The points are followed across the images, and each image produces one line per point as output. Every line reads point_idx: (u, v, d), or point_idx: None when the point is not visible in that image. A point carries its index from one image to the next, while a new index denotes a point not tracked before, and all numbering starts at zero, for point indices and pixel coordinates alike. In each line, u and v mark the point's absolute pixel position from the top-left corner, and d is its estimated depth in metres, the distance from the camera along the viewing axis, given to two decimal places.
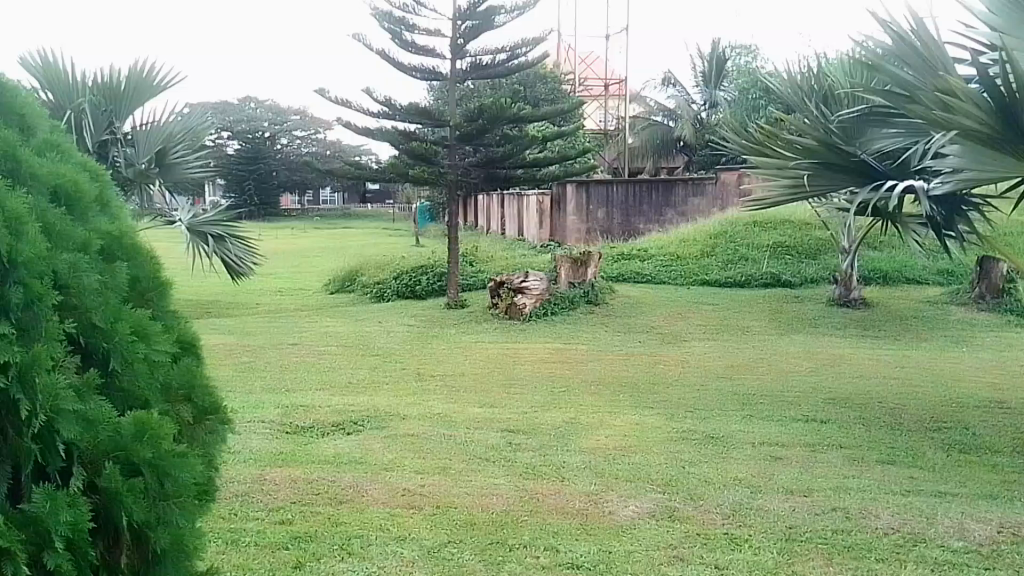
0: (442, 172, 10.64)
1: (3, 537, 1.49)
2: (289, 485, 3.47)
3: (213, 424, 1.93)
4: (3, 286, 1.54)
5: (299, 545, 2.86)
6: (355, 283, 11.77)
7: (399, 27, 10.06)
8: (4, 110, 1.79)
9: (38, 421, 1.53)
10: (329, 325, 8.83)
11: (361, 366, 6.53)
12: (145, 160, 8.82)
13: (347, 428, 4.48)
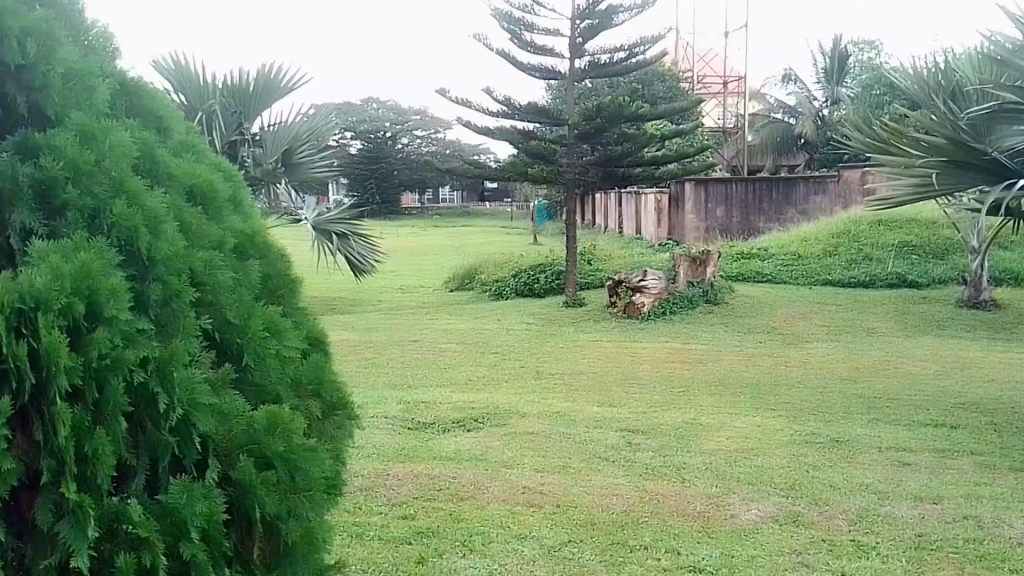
0: (560, 171, 10.69)
1: (142, 527, 1.33)
2: (411, 481, 3.52)
3: (341, 419, 1.74)
4: (142, 284, 1.39)
5: (421, 541, 2.88)
6: (474, 281, 12.11)
7: (518, 27, 10.17)
8: (142, 109, 1.62)
9: (176, 414, 1.37)
10: (450, 321, 8.99)
11: (476, 363, 6.62)
12: (272, 160, 8.89)
13: (468, 424, 4.52)
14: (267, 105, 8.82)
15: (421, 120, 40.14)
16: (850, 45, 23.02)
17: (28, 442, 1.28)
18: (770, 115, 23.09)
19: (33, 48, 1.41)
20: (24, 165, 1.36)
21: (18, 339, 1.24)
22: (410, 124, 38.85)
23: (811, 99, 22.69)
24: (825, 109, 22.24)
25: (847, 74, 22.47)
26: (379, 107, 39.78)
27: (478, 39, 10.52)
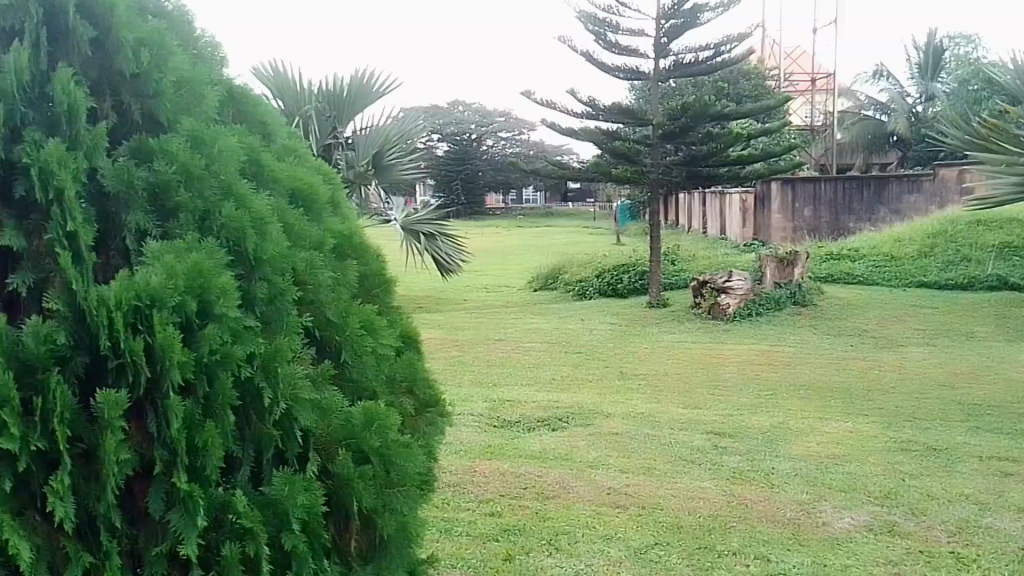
0: (645, 171, 10.70)
1: (247, 518, 1.33)
2: (498, 478, 3.56)
3: (432, 417, 1.78)
4: (248, 283, 1.42)
5: (509, 538, 2.90)
6: (558, 281, 12.18)
7: (602, 28, 10.20)
8: (247, 116, 1.66)
9: (280, 409, 1.39)
10: (532, 321, 9.07)
11: (560, 362, 6.66)
12: (364, 163, 9.06)
13: (553, 424, 4.55)
14: (359, 109, 8.98)
15: (506, 121, 40.76)
16: (945, 39, 22.18)
17: (142, 433, 1.31)
18: (860, 110, 22.32)
19: (147, 57, 1.44)
20: (140, 168, 1.38)
21: (134, 334, 1.29)
22: (497, 125, 39.64)
23: (903, 95, 21.95)
24: (919, 106, 21.49)
25: (942, 70, 21.66)
26: (463, 108, 40.78)
27: (563, 40, 10.67)
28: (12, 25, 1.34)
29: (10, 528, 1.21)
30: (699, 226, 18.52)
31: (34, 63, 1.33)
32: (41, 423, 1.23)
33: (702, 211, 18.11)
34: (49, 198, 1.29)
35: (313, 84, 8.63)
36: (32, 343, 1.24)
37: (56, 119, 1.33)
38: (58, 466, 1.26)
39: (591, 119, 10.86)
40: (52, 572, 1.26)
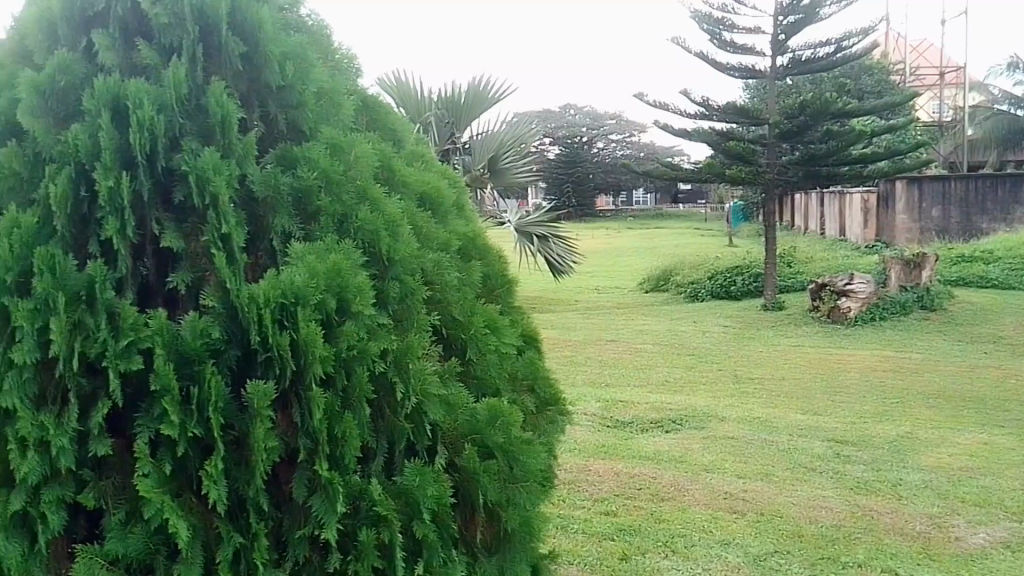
0: (760, 172, 10.56)
1: (382, 506, 1.40)
2: (612, 477, 3.57)
3: (554, 415, 1.80)
4: (383, 282, 1.49)
5: (625, 538, 2.90)
6: (669, 283, 12.10)
7: (718, 27, 10.12)
8: (377, 122, 1.74)
9: (411, 403, 1.45)
10: (645, 323, 9.04)
11: (673, 363, 6.60)
12: (480, 167, 9.22)
13: (666, 425, 4.51)
14: (475, 116, 9.16)
15: (614, 124, 40.82)
16: None
17: (287, 422, 1.39)
18: (994, 106, 20.85)
19: (291, 69, 1.51)
20: (285, 175, 1.47)
21: (279, 329, 1.37)
22: (608, 128, 39.83)
23: None
24: None
25: None
26: (575, 112, 41.35)
27: (677, 41, 10.84)
28: (170, 42, 1.44)
29: (171, 507, 1.30)
30: (816, 228, 17.95)
31: (190, 77, 1.44)
32: (196, 411, 1.31)
33: (820, 212, 17.53)
34: (205, 204, 1.39)
35: (433, 91, 8.87)
36: (191, 337, 1.32)
37: (210, 127, 1.43)
38: (210, 451, 1.34)
39: (705, 121, 10.79)
40: (206, 551, 1.34)
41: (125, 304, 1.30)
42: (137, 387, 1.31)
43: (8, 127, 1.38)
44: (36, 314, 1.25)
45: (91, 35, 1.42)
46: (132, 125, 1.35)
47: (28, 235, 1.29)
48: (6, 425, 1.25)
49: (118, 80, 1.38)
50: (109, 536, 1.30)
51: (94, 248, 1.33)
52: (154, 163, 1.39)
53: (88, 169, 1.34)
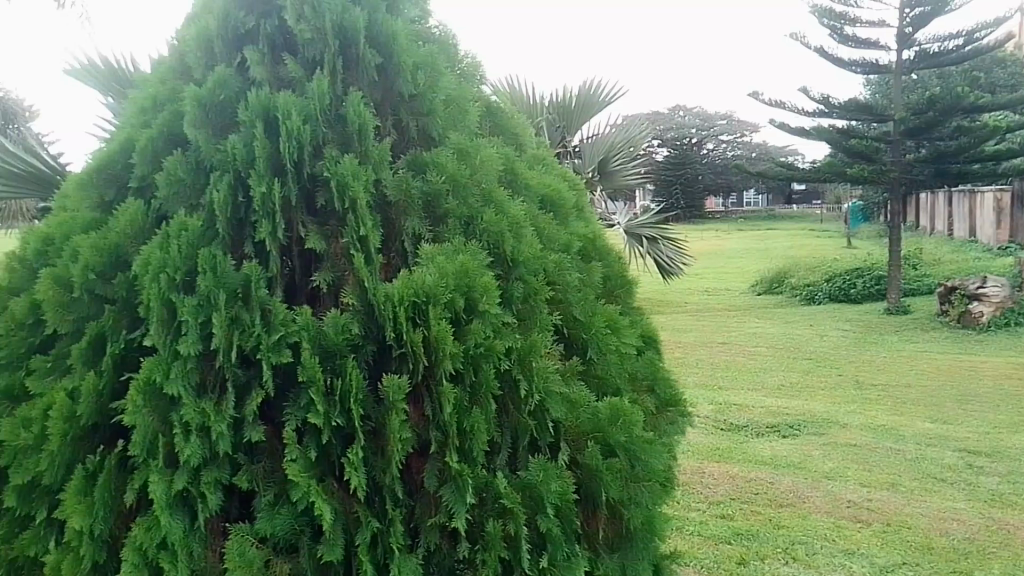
0: (884, 169, 10.32)
1: (508, 497, 1.44)
2: (728, 481, 3.69)
3: (674, 416, 1.80)
4: (507, 282, 1.54)
5: (741, 542, 3.00)
6: (784, 284, 12.09)
7: (839, 22, 10.47)
8: (502, 127, 1.80)
9: (534, 400, 1.49)
10: (759, 326, 8.95)
11: (789, 367, 6.51)
12: (590, 169, 9.00)
13: (783, 430, 4.59)
14: (584, 119, 9.10)
15: (727, 124, 40.17)
16: None
17: (420, 415, 1.46)
18: None
19: (422, 78, 1.59)
20: (416, 180, 1.55)
21: (413, 326, 1.44)
22: (717, 129, 39.34)
23: None
24: None
25: None
26: (683, 113, 41.17)
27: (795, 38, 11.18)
28: (313, 56, 1.56)
29: (316, 490, 1.38)
30: (944, 228, 17.16)
31: (332, 89, 1.55)
32: (339, 401, 1.41)
33: (949, 211, 16.72)
34: (345, 206, 1.49)
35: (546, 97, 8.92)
36: (333, 331, 1.43)
37: (349, 136, 1.54)
38: (352, 439, 1.44)
39: (824, 119, 10.74)
40: (346, 532, 1.42)
41: (276, 303, 1.43)
42: (286, 377, 1.44)
43: (171, 138, 1.51)
44: (200, 309, 1.38)
45: (244, 52, 1.53)
46: (282, 134, 1.47)
47: (193, 237, 1.42)
48: (172, 410, 1.37)
49: (269, 94, 1.50)
50: (259, 515, 1.40)
51: (250, 249, 1.47)
52: (301, 170, 1.51)
53: (244, 176, 1.47)
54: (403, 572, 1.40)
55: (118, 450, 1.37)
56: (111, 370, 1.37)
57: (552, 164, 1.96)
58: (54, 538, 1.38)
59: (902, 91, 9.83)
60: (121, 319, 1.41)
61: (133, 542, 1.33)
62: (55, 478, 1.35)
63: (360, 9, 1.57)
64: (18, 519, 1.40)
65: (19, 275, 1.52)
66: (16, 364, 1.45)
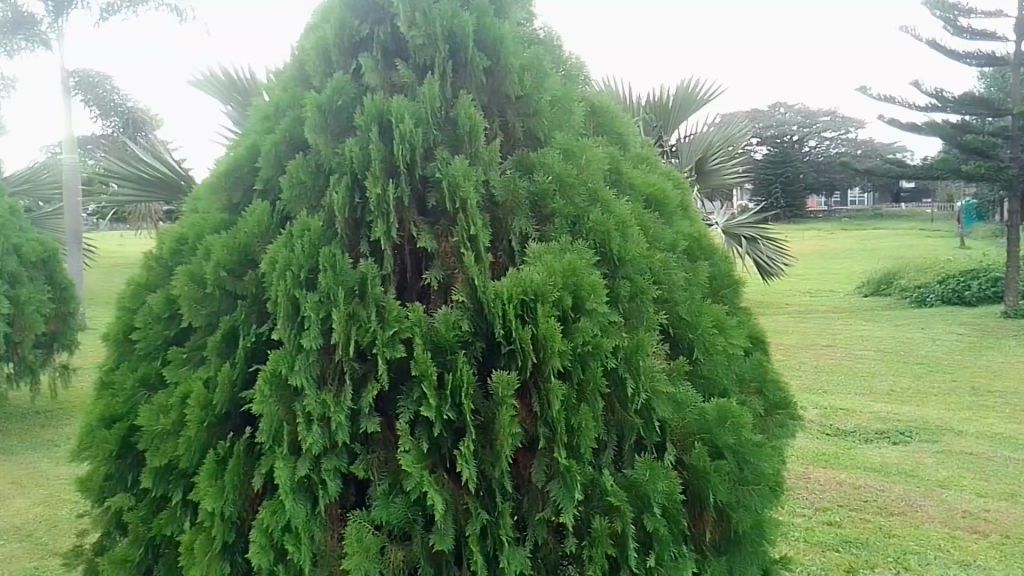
0: (1003, 166, 10.03)
1: (615, 495, 1.45)
2: (834, 487, 3.61)
3: (783, 418, 1.78)
4: (614, 282, 1.55)
5: (850, 550, 2.93)
6: (892, 286, 11.68)
7: (952, 13, 10.13)
8: (608, 127, 1.81)
9: (641, 399, 1.49)
10: (866, 328, 8.69)
11: (899, 372, 6.27)
12: (686, 171, 8.18)
13: (893, 437, 4.45)
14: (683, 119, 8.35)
15: (831, 120, 38.63)
16: None
17: (528, 411, 1.48)
18: None
19: (529, 80, 1.62)
20: (523, 180, 1.58)
21: (522, 324, 1.47)
22: (821, 125, 37.94)
23: None
24: None
25: None
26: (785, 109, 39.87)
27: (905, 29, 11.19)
28: (423, 60, 1.61)
29: (429, 481, 1.43)
30: None
31: (442, 93, 1.59)
32: (450, 395, 1.45)
33: None
34: (456, 206, 1.53)
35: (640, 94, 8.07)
36: (444, 329, 1.47)
37: (459, 138, 1.58)
38: (462, 433, 1.48)
39: (936, 113, 10.39)
40: (457, 523, 1.46)
41: (390, 300, 1.48)
42: (399, 371, 1.49)
43: (293, 143, 1.59)
44: (320, 305, 1.46)
45: (360, 59, 1.60)
46: (395, 138, 1.53)
47: (315, 236, 1.50)
48: (295, 401, 1.44)
49: (383, 99, 1.56)
50: (374, 504, 1.46)
51: (365, 248, 1.53)
52: (413, 172, 1.56)
53: (361, 178, 1.54)
54: (513, 563, 1.43)
55: (247, 437, 1.46)
56: (241, 362, 1.46)
57: (657, 162, 1.98)
58: (188, 519, 1.47)
59: (1021, 83, 9.38)
60: (250, 315, 1.50)
61: (260, 524, 1.41)
62: (190, 461, 1.44)
63: (469, 14, 1.61)
64: (155, 500, 1.51)
65: (156, 272, 1.63)
66: (153, 355, 1.56)
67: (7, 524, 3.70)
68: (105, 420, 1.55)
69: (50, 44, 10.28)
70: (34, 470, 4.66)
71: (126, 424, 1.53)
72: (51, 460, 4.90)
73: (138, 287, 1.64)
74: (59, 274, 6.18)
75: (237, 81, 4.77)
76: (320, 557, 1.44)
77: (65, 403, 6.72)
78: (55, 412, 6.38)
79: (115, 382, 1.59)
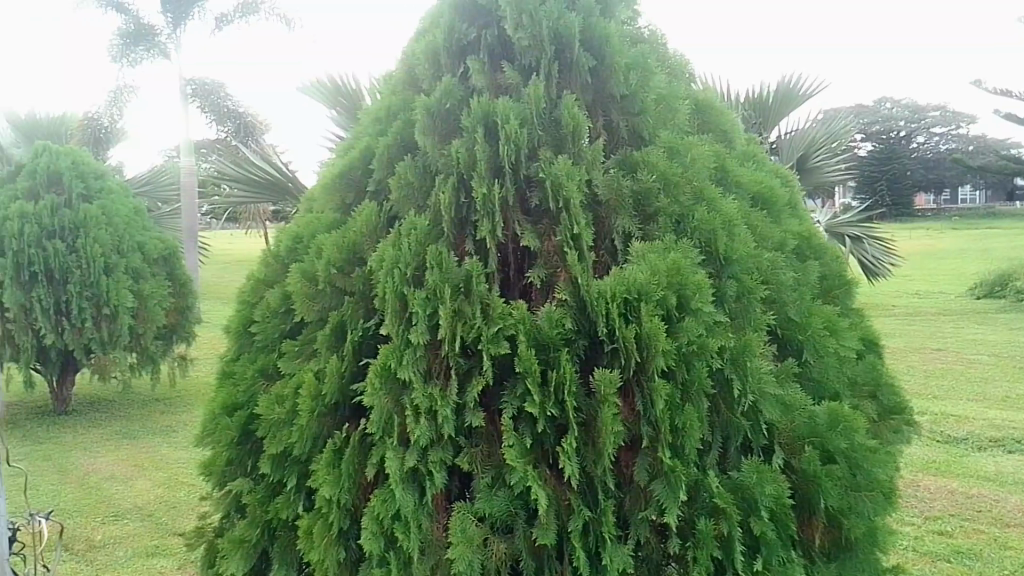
0: None
1: (720, 498, 1.44)
2: (946, 496, 3.49)
3: (896, 424, 1.74)
4: (720, 281, 1.54)
5: (963, 561, 2.83)
6: (1008, 288, 11.08)
7: None
8: (714, 127, 1.82)
9: (748, 400, 1.47)
10: (978, 332, 8.28)
11: (1013, 378, 5.96)
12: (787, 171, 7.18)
13: (1010, 445, 4.23)
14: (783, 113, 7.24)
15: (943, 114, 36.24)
16: None
17: (630, 410, 1.49)
18: None
19: (635, 79, 1.63)
20: (626, 179, 1.58)
21: (625, 323, 1.47)
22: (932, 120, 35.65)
23: None
24: None
25: None
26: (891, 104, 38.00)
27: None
28: (529, 61, 1.63)
29: (533, 476, 1.45)
30: None
31: (547, 93, 1.62)
32: (554, 391, 1.47)
33: None
34: (559, 205, 1.55)
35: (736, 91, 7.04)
36: (549, 327, 1.48)
37: (563, 137, 1.60)
38: (565, 431, 1.49)
39: None
40: (560, 520, 1.47)
41: (495, 297, 1.51)
42: (503, 367, 1.52)
43: (403, 145, 1.64)
44: (428, 301, 1.50)
45: (467, 61, 1.64)
46: (501, 138, 1.56)
47: (421, 235, 1.54)
48: (403, 394, 1.49)
49: (489, 101, 1.60)
50: (478, 496, 1.49)
51: (471, 246, 1.57)
52: (518, 172, 1.59)
53: (467, 178, 1.58)
54: (615, 561, 1.43)
55: (358, 428, 1.52)
56: (352, 355, 1.53)
57: (763, 160, 1.97)
58: (302, 504, 1.54)
59: None
60: (358, 310, 1.56)
61: (371, 512, 1.46)
62: (304, 449, 1.51)
63: (575, 15, 1.63)
64: (271, 485, 1.59)
65: (273, 269, 1.73)
66: (271, 347, 1.65)
67: (132, 504, 3.95)
68: (227, 409, 1.65)
69: (168, 53, 10.83)
70: (154, 453, 4.96)
71: (246, 412, 1.62)
72: (170, 444, 5.20)
73: (257, 282, 1.73)
74: (178, 270, 6.55)
75: (343, 88, 4.92)
76: (426, 546, 1.48)
77: (181, 392, 7.13)
78: (171, 399, 6.79)
79: (235, 372, 1.69)
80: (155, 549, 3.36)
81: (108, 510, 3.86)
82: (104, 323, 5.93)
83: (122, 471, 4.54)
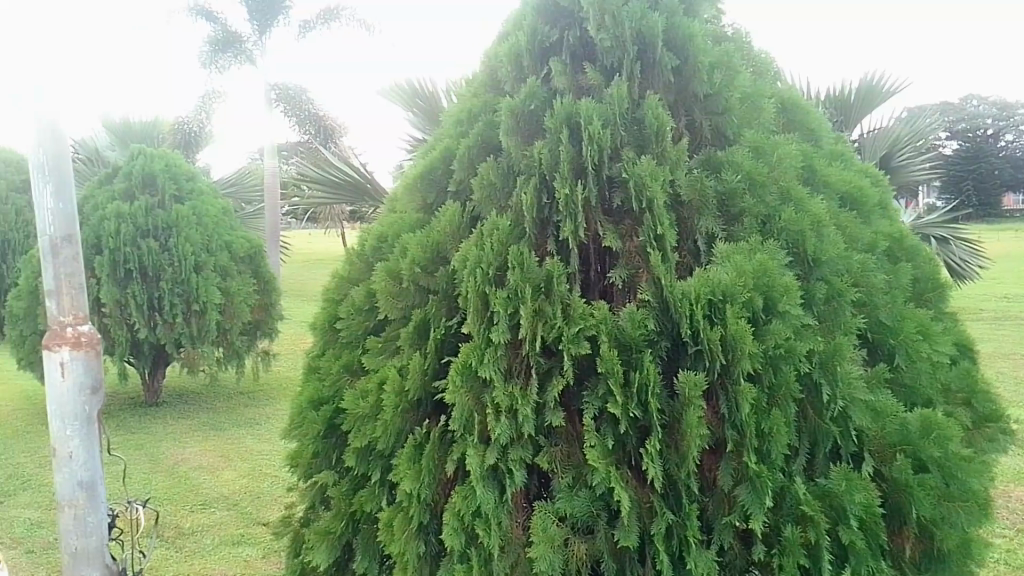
0: None
1: (807, 505, 1.41)
2: None
3: (992, 433, 1.69)
4: (808, 283, 1.53)
5: None
6: None
7: None
8: (802, 126, 1.80)
9: (837, 406, 1.44)
10: None
11: None
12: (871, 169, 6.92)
13: None
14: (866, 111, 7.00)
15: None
16: None
17: (714, 414, 1.47)
18: None
19: (719, 78, 1.62)
20: (710, 179, 1.57)
21: (709, 324, 1.46)
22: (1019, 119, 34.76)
23: None
24: None
25: None
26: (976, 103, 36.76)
27: None
28: (611, 62, 1.64)
29: (615, 477, 1.44)
30: None
31: (630, 94, 1.62)
32: (637, 393, 1.46)
33: None
34: (642, 206, 1.54)
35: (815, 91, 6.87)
36: (631, 328, 1.48)
37: (645, 137, 1.59)
38: (646, 432, 1.49)
39: None
40: (642, 522, 1.47)
41: (575, 297, 1.51)
42: (584, 367, 1.52)
43: (486, 146, 1.67)
44: (509, 300, 1.51)
45: (550, 63, 1.66)
46: (585, 139, 1.56)
47: (503, 235, 1.56)
48: (484, 392, 1.51)
49: (572, 101, 1.60)
50: (558, 496, 1.49)
51: (553, 246, 1.57)
52: (600, 172, 1.58)
53: (549, 179, 1.58)
54: (699, 566, 1.42)
55: (439, 425, 1.54)
56: (435, 353, 1.55)
57: (850, 158, 1.94)
58: (385, 498, 1.58)
59: None
60: (441, 308, 1.58)
61: (453, 508, 1.48)
62: (388, 444, 1.54)
63: (658, 14, 1.62)
64: (355, 479, 1.63)
65: (358, 267, 1.77)
66: (356, 344, 1.70)
67: (219, 493, 4.09)
68: (313, 403, 1.69)
69: (254, 59, 11.22)
70: (241, 444, 5.15)
71: (332, 407, 1.66)
72: (254, 436, 5.39)
73: (341, 280, 1.78)
74: (264, 268, 6.79)
75: (419, 90, 4.96)
76: (507, 543, 1.49)
77: (261, 387, 7.36)
78: (255, 393, 7.02)
79: (321, 367, 1.74)
80: (240, 538, 3.48)
81: (195, 499, 4.00)
82: (193, 320, 6.17)
83: (210, 461, 4.72)
